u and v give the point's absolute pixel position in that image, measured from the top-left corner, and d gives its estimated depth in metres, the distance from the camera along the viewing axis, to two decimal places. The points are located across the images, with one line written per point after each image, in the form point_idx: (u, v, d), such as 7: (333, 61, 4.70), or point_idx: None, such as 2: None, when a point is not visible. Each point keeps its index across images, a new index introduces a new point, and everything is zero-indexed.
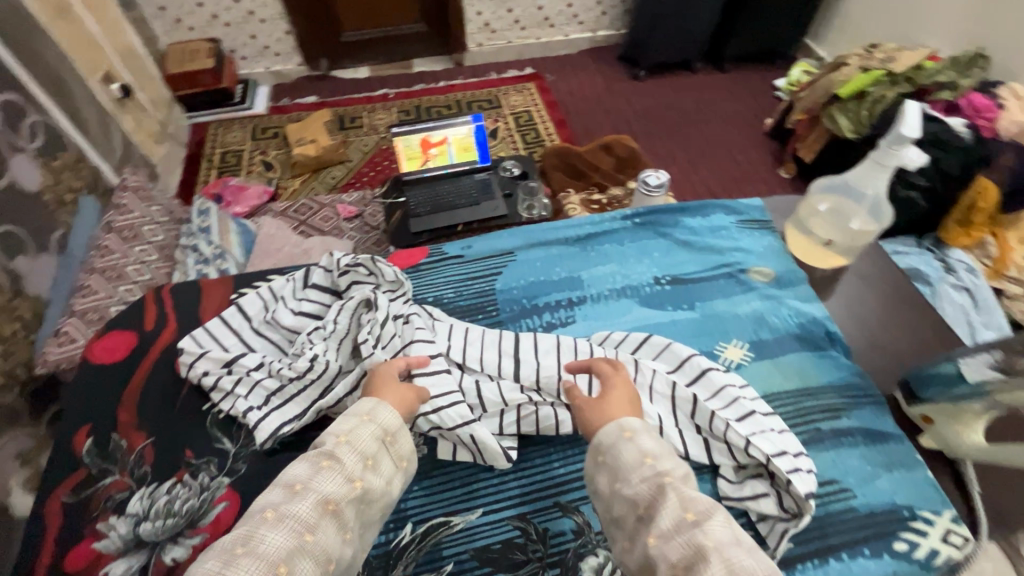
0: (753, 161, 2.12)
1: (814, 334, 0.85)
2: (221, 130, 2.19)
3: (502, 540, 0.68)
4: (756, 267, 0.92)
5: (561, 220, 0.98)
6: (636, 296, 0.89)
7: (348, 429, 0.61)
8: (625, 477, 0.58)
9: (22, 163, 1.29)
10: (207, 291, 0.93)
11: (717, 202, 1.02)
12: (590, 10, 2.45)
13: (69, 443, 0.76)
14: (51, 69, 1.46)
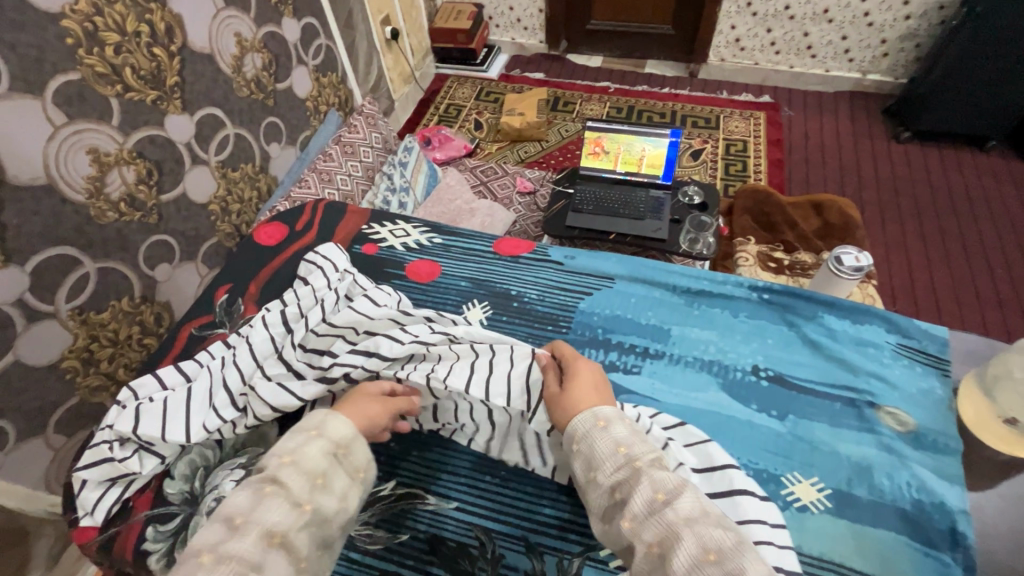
0: (1017, 283, 1.62)
1: (929, 520, 0.62)
2: (456, 84, 2.45)
3: (459, 541, 0.66)
4: (893, 408, 0.71)
5: (677, 266, 0.88)
6: (720, 377, 0.75)
7: (292, 449, 0.57)
8: (599, 467, 0.54)
9: (300, 75, 1.64)
10: (349, 215, 1.06)
11: (878, 312, 0.81)
12: (869, 48, 2.08)
13: (213, 292, 0.96)
14: (347, 6, 1.81)
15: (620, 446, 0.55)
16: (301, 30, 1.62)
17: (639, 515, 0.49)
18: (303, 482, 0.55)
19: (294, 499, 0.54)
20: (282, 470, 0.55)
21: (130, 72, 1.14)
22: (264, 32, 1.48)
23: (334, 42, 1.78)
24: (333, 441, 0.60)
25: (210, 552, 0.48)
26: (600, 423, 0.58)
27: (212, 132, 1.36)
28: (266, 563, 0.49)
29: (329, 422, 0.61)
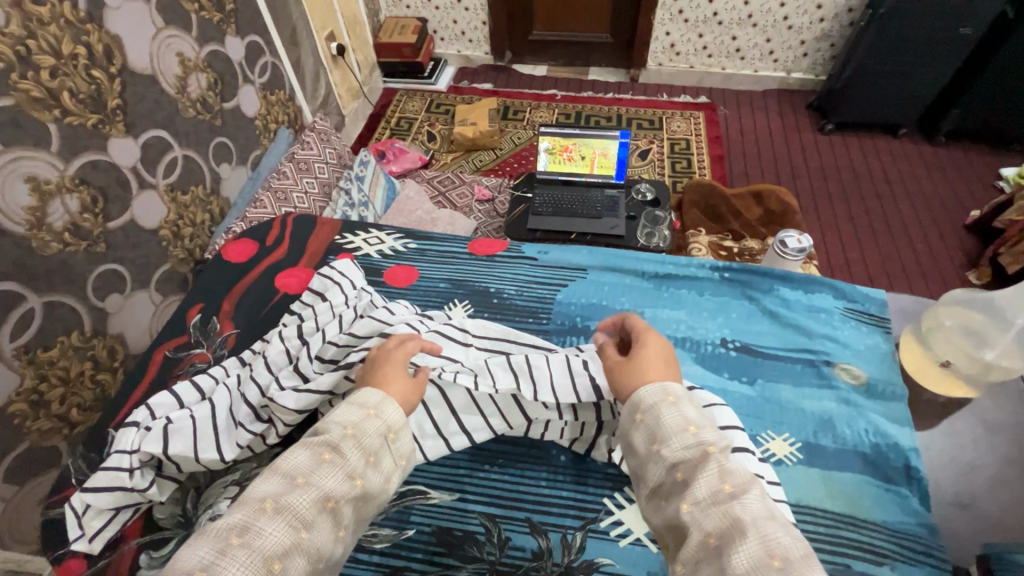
0: (937, 255, 1.78)
1: (888, 462, 0.69)
2: (405, 98, 2.46)
3: (465, 529, 0.67)
4: (847, 365, 0.78)
5: (644, 253, 0.93)
6: (694, 351, 0.80)
7: (354, 422, 0.58)
8: (664, 441, 0.54)
9: (247, 93, 1.61)
10: (319, 228, 1.06)
11: (828, 281, 0.89)
12: (790, 49, 2.25)
13: (185, 313, 0.93)
14: (290, 23, 1.79)
15: (691, 426, 0.54)
16: (246, 48, 1.59)
17: (703, 502, 0.48)
18: (357, 457, 0.56)
19: (349, 471, 0.55)
20: (345, 440, 0.56)
21: (67, 96, 1.09)
22: (208, 51, 1.45)
23: (280, 59, 1.76)
24: (386, 425, 0.59)
25: (272, 502, 0.50)
26: (669, 398, 0.56)
27: (159, 154, 1.32)
28: (317, 523, 0.51)
29: (387, 405, 0.61)
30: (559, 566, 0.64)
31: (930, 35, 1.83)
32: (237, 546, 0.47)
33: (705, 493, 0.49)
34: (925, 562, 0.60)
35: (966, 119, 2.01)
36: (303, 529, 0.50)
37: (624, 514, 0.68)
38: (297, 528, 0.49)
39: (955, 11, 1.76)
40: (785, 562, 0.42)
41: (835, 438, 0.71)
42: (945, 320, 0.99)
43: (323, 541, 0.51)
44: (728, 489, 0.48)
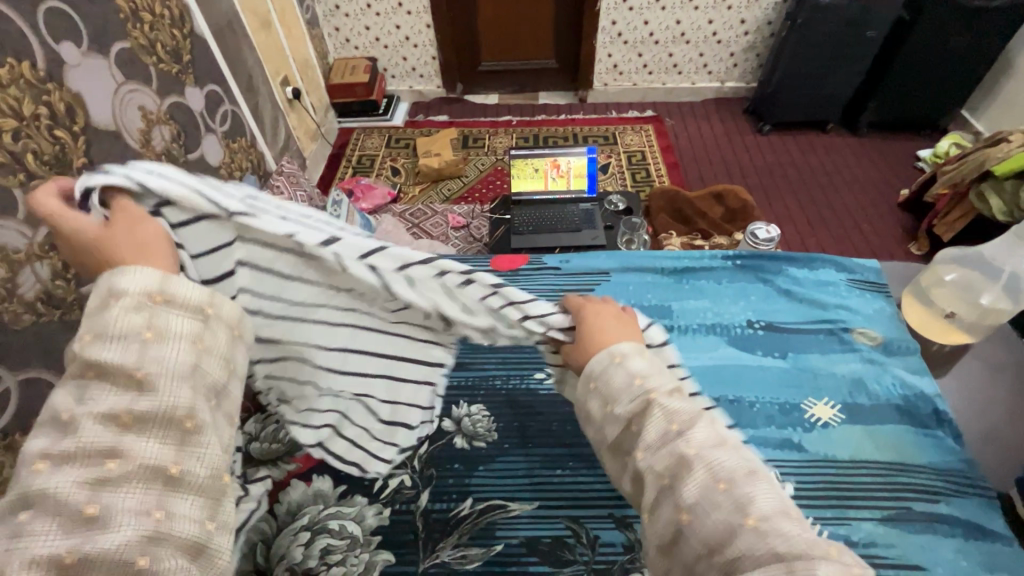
0: (882, 233, 1.97)
1: (920, 410, 0.78)
2: (363, 136, 2.47)
3: (553, 535, 0.71)
4: (863, 329, 0.88)
5: (660, 251, 1.01)
6: (725, 335, 0.88)
7: (118, 330, 0.43)
8: (615, 400, 0.49)
9: (210, 141, 1.53)
10: None
11: (827, 258, 1.00)
12: (721, 61, 2.45)
13: None
14: (246, 69, 1.76)
15: (637, 378, 0.49)
16: (206, 97, 1.53)
17: (653, 444, 0.45)
18: (120, 346, 0.42)
19: (125, 375, 0.42)
20: (105, 351, 0.43)
21: (32, 159, 0.98)
22: (168, 103, 1.37)
23: (239, 107, 1.71)
24: (151, 294, 0.45)
25: (46, 459, 0.39)
26: (616, 358, 0.51)
27: None
28: (124, 447, 0.40)
29: (142, 280, 0.46)
30: None
31: (842, 39, 2.04)
32: (29, 518, 0.37)
33: (654, 435, 0.46)
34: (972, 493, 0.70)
35: (881, 111, 2.24)
36: (109, 458, 0.39)
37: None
38: (101, 461, 0.39)
39: (861, 17, 1.98)
40: (731, 484, 0.41)
41: (868, 396, 0.80)
42: (945, 275, 0.97)
43: (146, 450, 0.40)
44: (676, 428, 0.45)
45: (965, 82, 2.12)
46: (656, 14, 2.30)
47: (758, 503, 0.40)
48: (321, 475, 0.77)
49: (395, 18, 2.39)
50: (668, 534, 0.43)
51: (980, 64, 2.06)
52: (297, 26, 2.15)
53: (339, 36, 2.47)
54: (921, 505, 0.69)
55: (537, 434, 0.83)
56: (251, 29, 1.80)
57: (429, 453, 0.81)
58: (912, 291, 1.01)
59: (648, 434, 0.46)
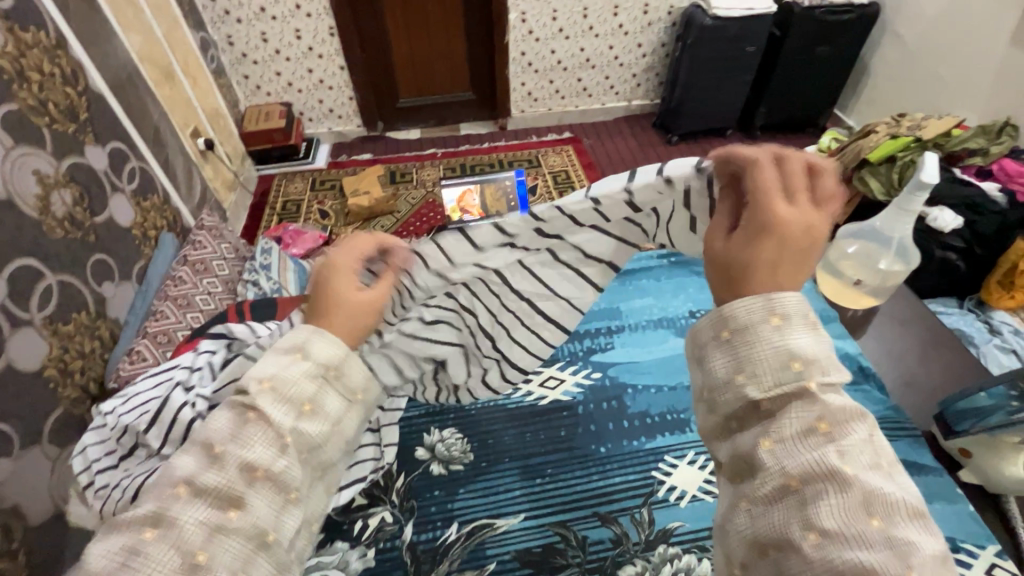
0: None
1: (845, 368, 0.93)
2: (285, 181, 2.40)
3: (543, 544, 0.75)
4: None
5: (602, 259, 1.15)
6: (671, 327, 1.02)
7: (273, 373, 0.53)
8: (753, 370, 0.45)
9: (118, 202, 1.35)
10: (281, 307, 1.04)
11: None
12: (626, 82, 2.64)
13: None
14: (153, 123, 1.63)
15: (796, 359, 0.44)
16: (110, 155, 1.36)
17: (789, 437, 0.42)
18: (285, 410, 0.52)
19: (278, 437, 0.51)
20: (262, 396, 0.52)
21: None
22: (68, 165, 1.20)
23: (148, 163, 1.54)
24: (321, 364, 0.55)
25: (187, 486, 0.48)
26: (774, 320, 0.45)
27: (31, 284, 1.02)
28: (248, 497, 0.48)
29: (315, 341, 0.55)
30: (638, 544, 0.75)
31: (730, 55, 2.27)
32: (153, 540, 0.45)
33: (794, 428, 0.42)
34: (903, 434, 0.82)
35: (770, 115, 2.51)
36: (231, 507, 0.47)
37: (675, 479, 0.82)
38: (224, 507, 0.47)
39: (742, 35, 2.22)
40: (886, 520, 0.38)
41: None
42: (847, 248, 1.03)
43: (260, 515, 0.48)
44: (824, 429, 0.41)
45: (834, 86, 2.42)
46: (562, 43, 2.45)
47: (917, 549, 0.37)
48: None
49: (306, 62, 2.38)
50: (773, 531, 0.40)
51: (843, 70, 2.37)
52: (202, 77, 2.06)
53: (248, 82, 2.41)
54: None
55: (511, 448, 0.87)
56: (154, 81, 1.70)
57: (406, 486, 0.82)
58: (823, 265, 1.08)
59: (786, 427, 0.42)
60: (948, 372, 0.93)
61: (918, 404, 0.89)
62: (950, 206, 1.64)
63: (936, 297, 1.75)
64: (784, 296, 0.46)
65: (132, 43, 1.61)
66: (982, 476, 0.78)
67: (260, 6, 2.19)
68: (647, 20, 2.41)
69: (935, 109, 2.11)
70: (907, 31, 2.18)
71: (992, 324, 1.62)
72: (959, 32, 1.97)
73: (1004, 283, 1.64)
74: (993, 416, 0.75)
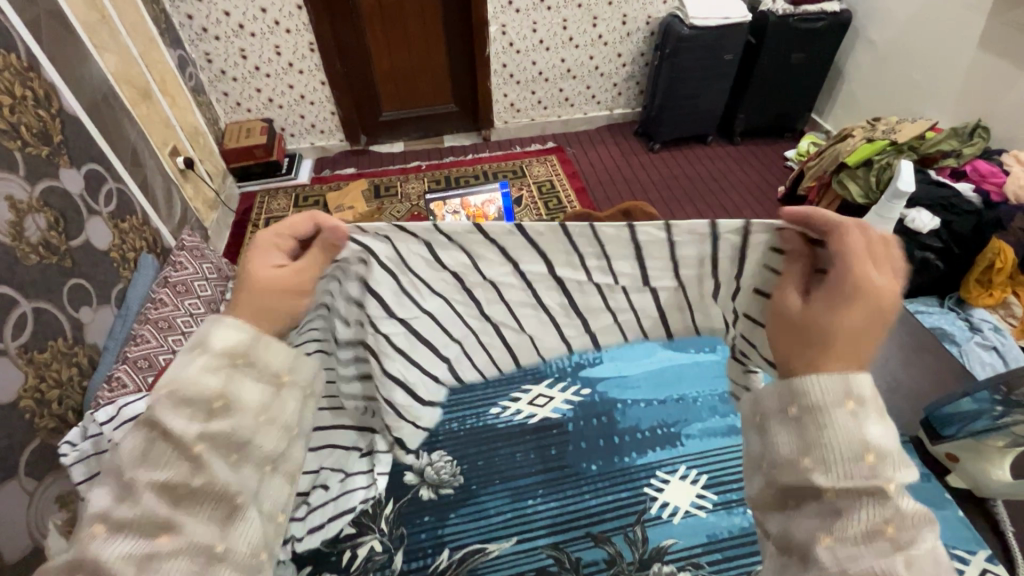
0: None
1: None
2: (267, 198, 2.38)
3: (536, 567, 0.74)
4: None
5: (586, 271, 1.13)
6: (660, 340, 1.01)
7: (176, 376, 0.55)
8: (822, 457, 0.48)
9: (96, 225, 1.32)
10: None
11: None
12: (607, 91, 2.67)
13: None
14: (130, 143, 1.61)
15: (869, 452, 0.47)
16: (85, 177, 1.33)
17: (851, 537, 0.45)
18: (192, 413, 0.54)
19: (185, 450, 0.53)
20: (160, 407, 0.54)
21: None
22: (42, 189, 1.17)
23: (125, 184, 1.52)
24: (223, 354, 0.57)
25: (105, 522, 0.50)
26: (849, 406, 0.49)
27: (4, 313, 0.99)
28: (177, 518, 0.51)
29: (216, 331, 0.57)
30: (631, 564, 0.74)
31: (708, 63, 2.31)
32: (112, 572, 0.47)
33: (859, 529, 0.45)
34: None
35: (750, 121, 2.55)
36: (161, 532, 0.50)
37: (667, 496, 0.82)
38: (153, 533, 0.50)
39: (719, 44, 2.25)
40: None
41: None
42: None
43: (198, 533, 0.52)
44: (890, 533, 0.44)
45: (810, 91, 2.46)
46: (542, 55, 2.47)
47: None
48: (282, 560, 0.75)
49: (286, 78, 2.37)
50: None
51: (819, 76, 2.42)
52: (180, 95, 2.04)
53: (228, 99, 2.39)
54: None
55: (500, 469, 0.86)
56: (131, 101, 1.68)
57: (396, 512, 0.81)
58: None
59: (851, 527, 0.45)
60: (932, 376, 0.95)
61: (905, 409, 0.90)
62: (927, 207, 1.68)
63: (917, 297, 1.78)
64: (863, 383, 0.50)
65: (107, 63, 1.58)
66: (971, 479, 0.80)
67: (239, 23, 2.17)
68: (626, 30, 2.44)
69: (909, 112, 2.16)
70: (879, 37, 2.24)
71: (972, 322, 1.65)
72: (928, 38, 2.02)
73: (984, 282, 1.66)
74: (978, 421, 0.76)
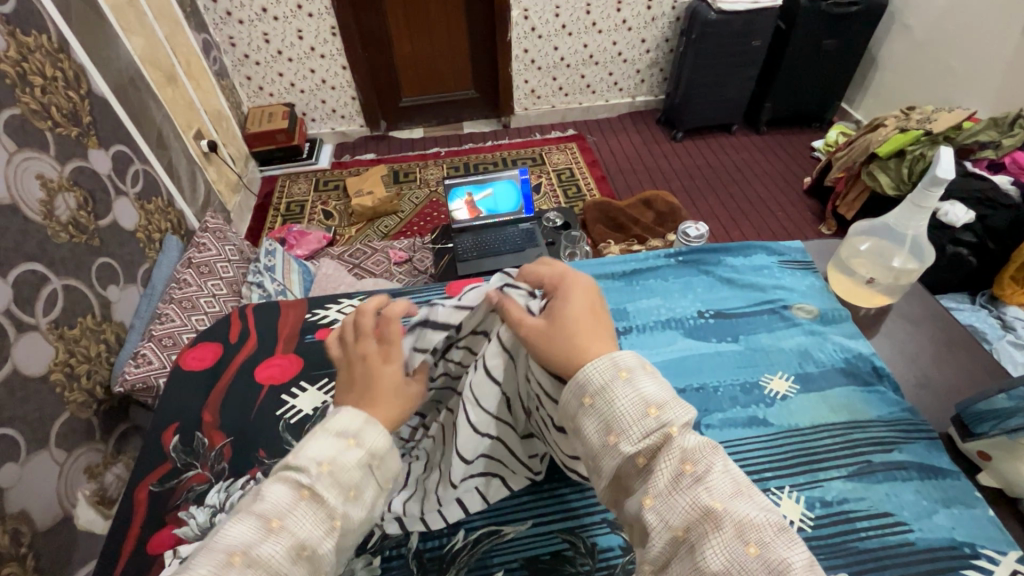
0: (794, 218, 2.15)
1: (861, 369, 0.91)
2: (288, 182, 2.40)
3: (552, 551, 0.74)
4: (800, 304, 1.02)
5: (606, 258, 1.13)
6: (681, 328, 1.00)
7: (331, 454, 0.49)
8: (621, 430, 0.45)
9: (122, 206, 1.34)
10: (284, 311, 1.04)
11: (758, 244, 1.16)
12: (629, 78, 2.62)
13: (159, 439, 0.84)
14: (156, 126, 1.63)
15: (650, 407, 0.45)
16: (113, 159, 1.35)
17: (665, 490, 0.42)
18: (335, 494, 0.48)
19: (327, 515, 0.46)
20: (319, 478, 0.47)
21: None
22: (71, 169, 1.19)
23: (151, 166, 1.54)
24: (371, 453, 0.51)
25: (242, 556, 0.42)
26: (622, 375, 0.48)
27: (37, 290, 1.02)
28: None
29: (369, 428, 0.52)
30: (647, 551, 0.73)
31: (735, 50, 2.25)
32: None
33: None
34: (919, 436, 0.81)
35: (776, 110, 2.49)
36: None
37: None
38: None
39: (747, 29, 2.19)
40: (762, 548, 0.38)
41: (815, 363, 0.93)
42: (860, 245, 1.04)
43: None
44: None
45: (841, 79, 2.38)
46: (565, 40, 2.43)
47: (795, 570, 0.37)
48: None
49: (308, 62, 2.37)
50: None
51: (850, 63, 2.34)
52: (204, 79, 2.06)
53: (251, 83, 2.41)
54: (879, 456, 0.80)
55: None
56: (156, 84, 1.70)
57: None
58: (835, 262, 1.09)
59: None
60: (963, 373, 0.92)
61: (932, 405, 0.88)
62: (963, 201, 1.62)
63: (947, 292, 1.73)
64: (623, 353, 0.49)
65: (134, 46, 1.60)
66: (1003, 479, 0.77)
67: (262, 7, 2.18)
68: (651, 15, 2.39)
69: (945, 102, 2.08)
70: (916, 22, 2.15)
71: (1006, 319, 1.60)
72: (968, 23, 1.94)
73: (1016, 278, 1.61)
74: (1014, 419, 0.73)
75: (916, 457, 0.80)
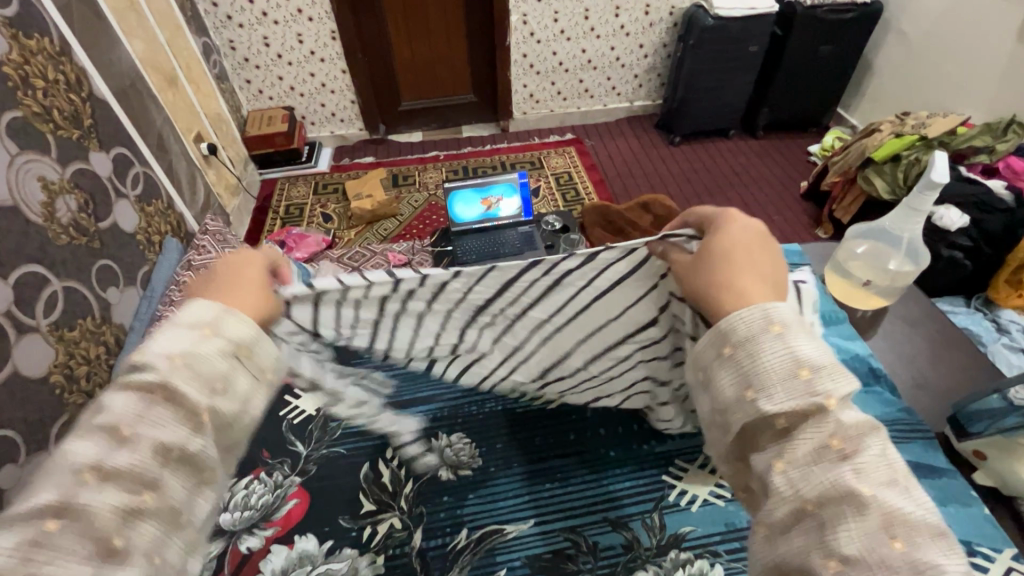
0: (791, 222, 2.17)
1: (858, 370, 0.92)
2: (287, 185, 2.41)
3: (554, 549, 0.75)
4: None
5: None
6: None
7: (184, 350, 0.51)
8: (763, 385, 0.47)
9: (123, 208, 1.35)
10: None
11: None
12: (627, 83, 2.64)
13: None
14: (156, 128, 1.63)
15: (802, 367, 0.46)
16: (113, 161, 1.36)
17: (803, 461, 0.44)
18: (198, 388, 0.50)
19: (191, 414, 0.49)
20: (174, 373, 0.50)
21: None
22: (72, 171, 1.19)
23: (151, 168, 1.55)
24: (232, 344, 0.53)
25: (94, 472, 0.45)
26: (775, 328, 0.49)
27: (37, 291, 1.02)
28: (163, 479, 0.47)
29: (226, 321, 0.54)
30: (649, 550, 0.75)
31: (732, 55, 2.27)
32: (57, 533, 0.42)
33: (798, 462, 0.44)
34: (916, 436, 0.82)
35: (772, 115, 2.51)
36: (146, 489, 0.46)
37: (686, 484, 0.81)
38: (138, 490, 0.46)
39: (743, 35, 2.21)
40: (910, 544, 0.39)
41: None
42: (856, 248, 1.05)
43: (176, 496, 0.48)
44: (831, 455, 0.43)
45: (838, 84, 2.41)
46: (563, 45, 2.45)
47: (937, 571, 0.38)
48: (304, 534, 0.78)
49: (308, 66, 2.38)
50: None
51: (846, 68, 2.36)
52: (204, 82, 2.07)
53: (251, 87, 2.42)
54: None
55: (511, 458, 0.86)
56: (157, 87, 1.70)
57: (415, 492, 0.82)
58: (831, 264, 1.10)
59: (791, 460, 0.44)
60: (958, 374, 0.93)
61: (928, 406, 0.89)
62: (958, 205, 1.64)
63: (943, 296, 1.74)
64: (779, 307, 0.50)
65: (135, 49, 1.61)
66: (998, 478, 0.78)
67: (262, 11, 2.19)
68: (649, 20, 2.41)
69: (940, 107, 2.10)
70: (911, 29, 2.17)
71: (1001, 322, 1.61)
72: (963, 30, 1.96)
73: (1011, 281, 1.62)
74: (1009, 418, 0.75)
75: (912, 457, 0.81)
